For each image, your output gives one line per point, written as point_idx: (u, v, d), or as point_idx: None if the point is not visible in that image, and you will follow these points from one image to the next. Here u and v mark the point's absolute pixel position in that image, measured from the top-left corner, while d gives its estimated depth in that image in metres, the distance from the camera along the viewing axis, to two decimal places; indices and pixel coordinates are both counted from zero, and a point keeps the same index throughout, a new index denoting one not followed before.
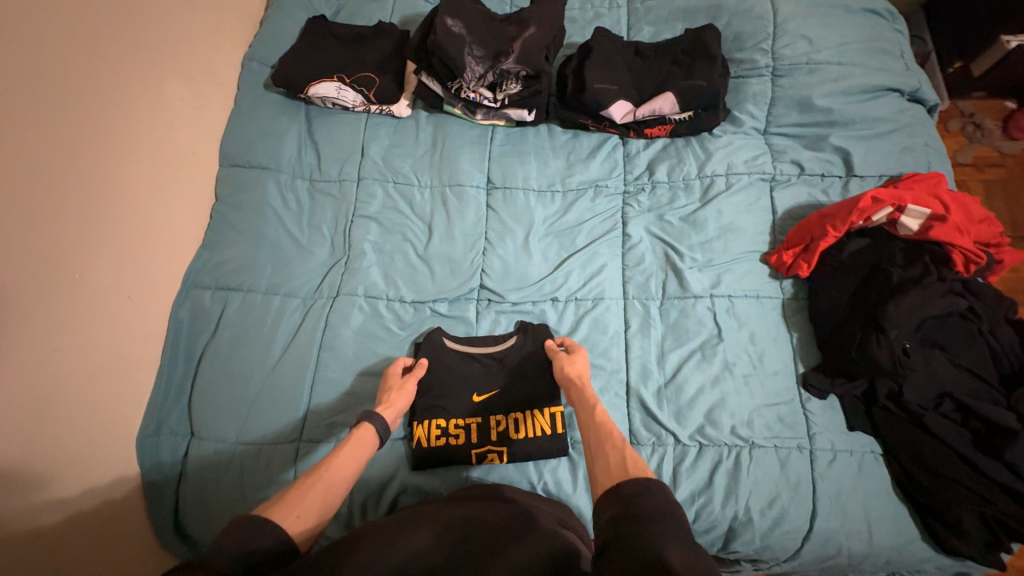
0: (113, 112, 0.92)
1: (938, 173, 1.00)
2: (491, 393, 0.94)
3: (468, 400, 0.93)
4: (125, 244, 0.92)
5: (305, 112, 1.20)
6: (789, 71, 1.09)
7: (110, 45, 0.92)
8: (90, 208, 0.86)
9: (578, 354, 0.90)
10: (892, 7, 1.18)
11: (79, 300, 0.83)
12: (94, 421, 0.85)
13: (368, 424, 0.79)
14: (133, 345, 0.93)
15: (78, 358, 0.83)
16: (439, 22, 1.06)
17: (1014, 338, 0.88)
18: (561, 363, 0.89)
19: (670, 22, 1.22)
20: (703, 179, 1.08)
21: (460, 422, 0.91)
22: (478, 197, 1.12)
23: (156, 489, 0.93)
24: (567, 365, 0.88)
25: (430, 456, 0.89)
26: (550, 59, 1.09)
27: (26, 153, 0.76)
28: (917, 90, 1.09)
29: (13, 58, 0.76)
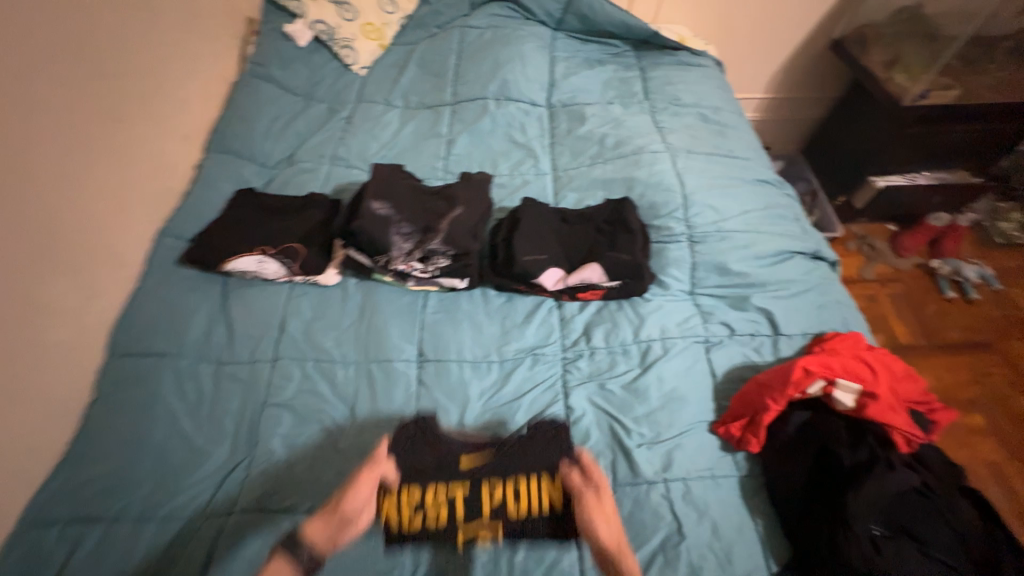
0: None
1: (856, 332, 1.05)
2: (484, 459, 0.85)
3: (456, 466, 0.83)
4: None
5: (221, 284, 1.12)
6: (704, 238, 1.17)
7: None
8: None
9: (597, 504, 0.80)
10: (779, 177, 1.36)
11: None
12: None
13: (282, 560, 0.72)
14: None
15: None
16: (365, 206, 1.09)
17: (975, 517, 0.85)
18: (583, 494, 0.80)
19: (591, 189, 1.32)
20: (641, 344, 1.07)
21: (446, 490, 0.80)
22: (408, 372, 1.04)
23: None
24: (596, 533, 0.78)
25: (408, 530, 0.79)
26: (477, 235, 1.12)
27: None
28: (818, 251, 1.20)
29: None
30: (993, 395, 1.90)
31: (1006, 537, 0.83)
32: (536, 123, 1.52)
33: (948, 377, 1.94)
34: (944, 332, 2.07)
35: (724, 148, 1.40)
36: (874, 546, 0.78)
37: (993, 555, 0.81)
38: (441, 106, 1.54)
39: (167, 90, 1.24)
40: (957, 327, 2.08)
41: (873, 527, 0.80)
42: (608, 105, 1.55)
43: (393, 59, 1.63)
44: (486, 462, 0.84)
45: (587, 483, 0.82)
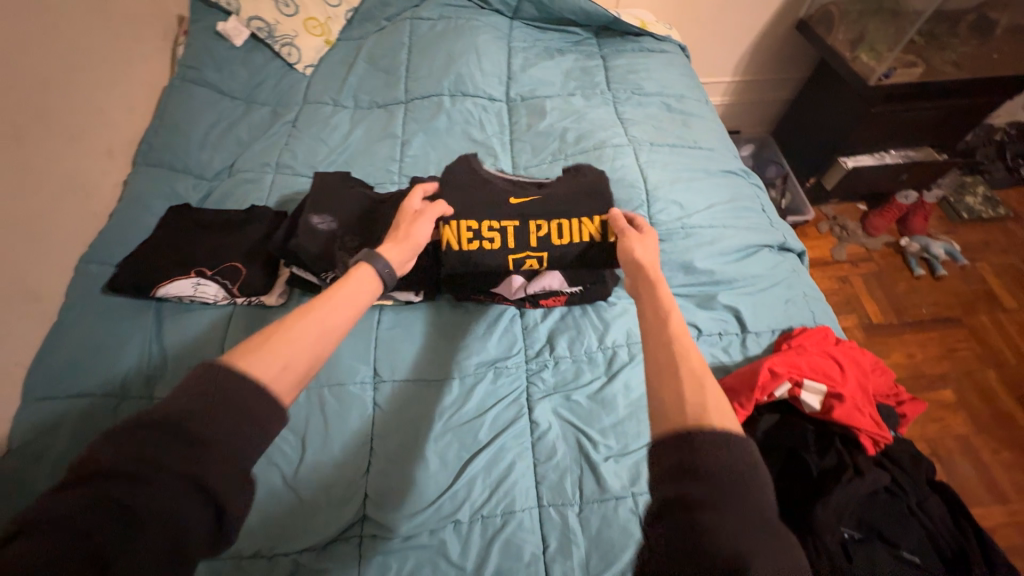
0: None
1: (824, 327, 1.03)
2: (529, 199, 1.02)
3: (505, 249, 0.99)
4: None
5: (153, 311, 1.04)
6: (668, 235, 1.13)
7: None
8: None
9: (648, 237, 0.85)
10: (744, 166, 1.32)
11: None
12: None
13: (369, 269, 0.74)
14: None
15: None
16: (303, 221, 1.01)
17: (944, 512, 0.84)
18: (626, 237, 0.85)
19: None
20: (606, 350, 1.04)
21: (497, 227, 0.99)
22: (362, 395, 0.98)
23: None
24: (632, 241, 0.83)
25: (467, 246, 0.97)
26: (426, 247, 1.06)
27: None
28: (784, 243, 1.16)
29: None
30: (963, 369, 1.93)
31: (974, 530, 0.81)
32: (495, 118, 1.45)
33: (919, 353, 1.97)
34: (914, 310, 2.09)
35: (688, 139, 1.35)
36: (846, 551, 0.76)
37: (962, 549, 0.79)
38: (393, 105, 1.46)
39: (79, 101, 1.12)
40: (927, 303, 2.11)
41: (845, 529, 0.78)
42: (569, 96, 1.48)
43: (340, 55, 1.53)
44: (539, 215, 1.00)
45: (636, 227, 0.92)
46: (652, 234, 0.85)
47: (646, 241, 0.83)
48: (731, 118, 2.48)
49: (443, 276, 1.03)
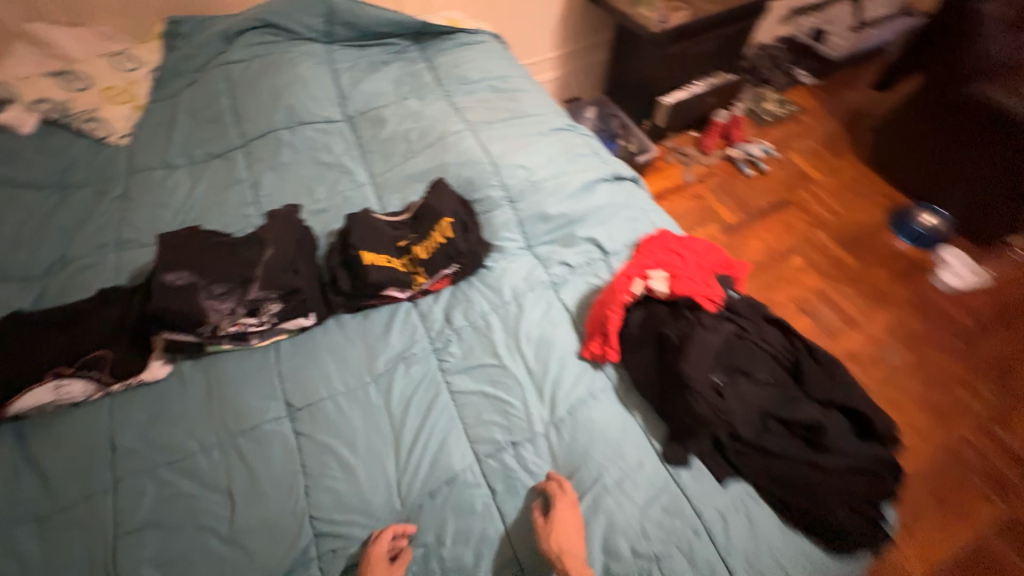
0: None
1: (662, 230, 1.24)
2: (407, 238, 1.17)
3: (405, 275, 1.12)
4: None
5: (14, 432, 0.94)
6: (521, 196, 1.26)
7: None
8: None
9: (566, 509, 0.85)
10: (571, 121, 1.51)
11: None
12: None
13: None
14: None
15: None
16: (157, 281, 0.98)
17: (780, 336, 1.04)
18: (548, 527, 0.83)
19: (411, 185, 1.34)
20: (499, 308, 1.13)
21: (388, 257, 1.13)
22: (280, 430, 0.98)
23: None
24: (554, 532, 0.82)
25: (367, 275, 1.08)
26: (300, 271, 1.08)
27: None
28: (618, 174, 1.36)
29: None
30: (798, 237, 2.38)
31: (802, 341, 1.03)
32: (339, 138, 1.48)
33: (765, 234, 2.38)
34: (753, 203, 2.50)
35: (518, 111, 1.50)
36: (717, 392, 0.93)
37: (796, 357, 1.01)
38: (231, 151, 1.43)
39: None
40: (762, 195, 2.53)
41: (714, 376, 0.94)
42: (404, 100, 1.57)
43: (155, 117, 1.46)
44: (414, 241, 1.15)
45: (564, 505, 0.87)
46: (571, 503, 0.86)
47: (567, 512, 0.85)
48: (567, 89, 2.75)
49: (341, 293, 1.12)
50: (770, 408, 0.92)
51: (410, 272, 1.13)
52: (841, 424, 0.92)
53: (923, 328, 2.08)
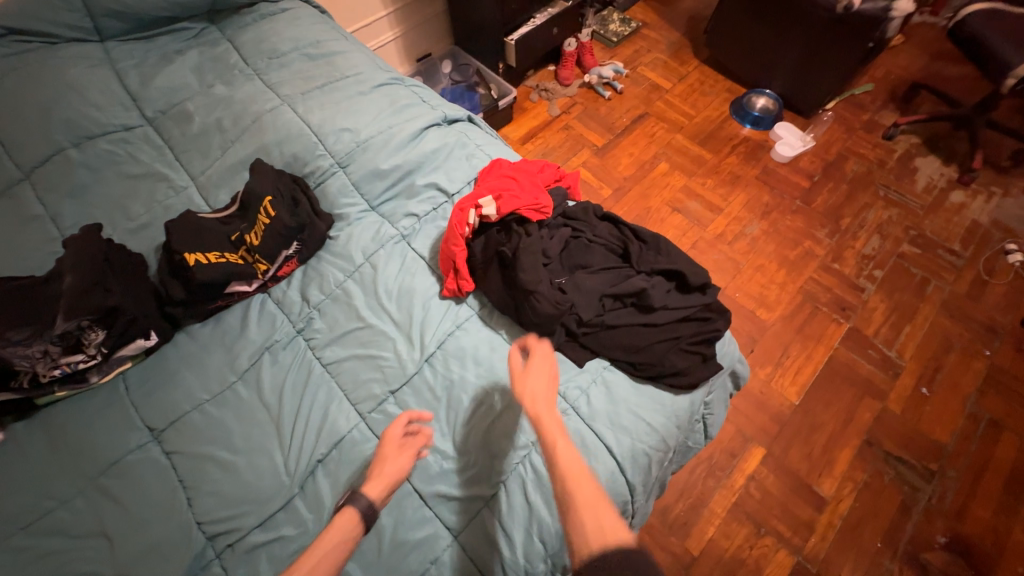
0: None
1: (496, 159, 1.29)
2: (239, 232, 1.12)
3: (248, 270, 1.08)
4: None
5: None
6: (351, 158, 1.24)
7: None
8: None
9: (540, 356, 0.82)
10: (394, 75, 1.48)
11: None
12: None
13: (351, 509, 0.78)
14: None
15: None
16: None
17: (609, 228, 1.17)
18: (522, 372, 0.81)
19: (236, 176, 1.26)
20: (355, 274, 1.13)
21: (219, 255, 1.07)
22: (146, 456, 0.93)
23: None
24: (527, 376, 0.80)
25: (200, 280, 1.02)
26: (112, 289, 0.98)
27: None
28: (448, 117, 1.38)
29: None
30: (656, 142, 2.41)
31: (627, 227, 1.16)
32: (144, 144, 1.34)
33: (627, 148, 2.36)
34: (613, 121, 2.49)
35: (336, 74, 1.44)
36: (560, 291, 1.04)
37: (624, 242, 1.14)
38: (13, 187, 1.24)
39: None
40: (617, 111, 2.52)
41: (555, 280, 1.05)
42: (210, 87, 1.43)
43: None
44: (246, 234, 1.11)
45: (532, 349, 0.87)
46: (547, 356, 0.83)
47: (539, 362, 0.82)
48: (413, 46, 2.63)
49: (178, 305, 1.06)
50: (605, 289, 1.04)
51: (249, 263, 1.10)
52: (665, 285, 1.07)
53: (771, 198, 2.32)
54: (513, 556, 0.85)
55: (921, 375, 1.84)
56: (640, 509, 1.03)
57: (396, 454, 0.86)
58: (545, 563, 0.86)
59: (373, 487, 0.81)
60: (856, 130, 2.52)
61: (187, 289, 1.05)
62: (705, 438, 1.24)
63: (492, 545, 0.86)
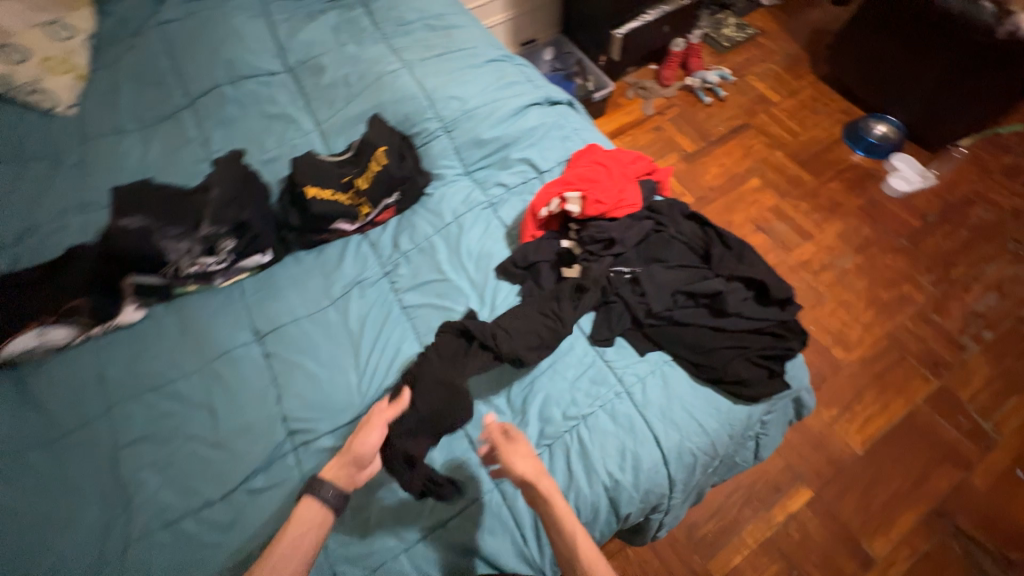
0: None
1: (590, 145, 1.31)
2: (349, 175, 1.23)
3: (353, 210, 1.20)
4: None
5: (10, 375, 1.04)
6: (457, 124, 1.33)
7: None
8: None
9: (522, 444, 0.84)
10: (506, 52, 1.54)
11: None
12: None
13: (313, 500, 0.81)
14: None
15: None
16: (112, 225, 1.05)
17: (694, 226, 1.16)
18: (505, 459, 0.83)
19: (353, 126, 1.40)
20: (442, 231, 1.22)
21: (333, 193, 1.19)
22: (250, 353, 1.09)
23: None
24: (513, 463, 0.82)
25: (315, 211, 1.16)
26: (246, 207, 1.15)
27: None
28: (550, 97, 1.43)
29: None
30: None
31: (713, 227, 1.14)
32: (283, 89, 1.51)
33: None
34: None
35: (452, 45, 1.53)
36: (630, 283, 1.08)
37: (707, 243, 1.12)
38: (178, 112, 1.47)
39: None
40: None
41: (628, 270, 1.09)
42: (342, 46, 1.58)
43: (101, 86, 1.49)
44: (354, 177, 1.22)
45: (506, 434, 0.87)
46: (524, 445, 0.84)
47: (516, 445, 0.84)
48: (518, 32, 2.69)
49: (292, 232, 1.20)
50: (680, 285, 1.05)
51: (355, 205, 1.21)
52: (743, 292, 1.04)
53: (873, 232, 2.13)
54: None
55: (1015, 454, 1.64)
56: (674, 506, 1.04)
57: (365, 432, 0.87)
58: None
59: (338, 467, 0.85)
60: (991, 175, 2.24)
61: (302, 219, 1.19)
62: (753, 458, 1.22)
63: None
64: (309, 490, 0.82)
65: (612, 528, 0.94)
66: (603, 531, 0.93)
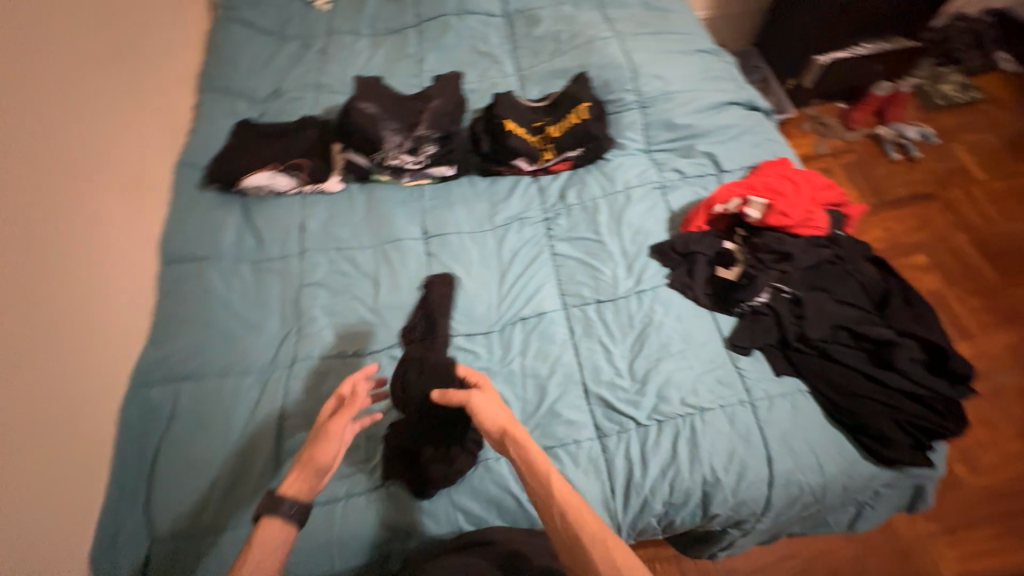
0: (18, 239, 0.86)
1: (784, 158, 1.26)
2: (543, 121, 1.33)
3: (538, 152, 1.30)
4: (56, 365, 0.89)
5: (240, 202, 1.28)
6: (652, 102, 1.35)
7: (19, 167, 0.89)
8: (40, 332, 0.87)
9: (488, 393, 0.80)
10: (717, 47, 1.52)
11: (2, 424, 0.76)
12: (59, 529, 0.83)
13: (273, 518, 0.68)
14: (85, 449, 0.91)
15: (35, 466, 0.81)
16: (355, 107, 1.26)
17: (876, 271, 1.09)
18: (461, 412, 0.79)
19: (551, 80, 1.48)
20: (609, 197, 1.26)
21: (527, 132, 1.30)
22: (416, 247, 1.22)
23: None
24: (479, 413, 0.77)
25: (506, 143, 1.27)
26: (456, 121, 1.30)
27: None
28: (752, 102, 1.39)
29: None
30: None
31: (897, 278, 1.07)
32: (496, 32, 1.63)
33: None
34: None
35: (666, 27, 1.54)
36: (788, 303, 1.05)
37: (886, 291, 1.05)
38: (405, 29, 1.65)
39: (151, 40, 1.36)
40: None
41: (790, 291, 1.06)
42: (559, 3, 1.65)
43: None
44: (546, 123, 1.32)
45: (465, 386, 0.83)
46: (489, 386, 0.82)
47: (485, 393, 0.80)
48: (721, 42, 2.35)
49: (479, 156, 1.33)
50: (845, 321, 1.00)
51: (540, 148, 1.31)
52: (916, 352, 0.96)
53: None
54: (642, 481, 0.93)
55: None
56: (755, 531, 1.02)
57: (322, 446, 0.72)
58: (664, 506, 0.93)
59: (302, 479, 0.71)
60: None
61: (491, 147, 1.31)
62: (846, 525, 1.15)
63: (627, 461, 0.95)
64: (267, 510, 0.68)
65: (693, 521, 0.95)
66: (685, 520, 0.95)
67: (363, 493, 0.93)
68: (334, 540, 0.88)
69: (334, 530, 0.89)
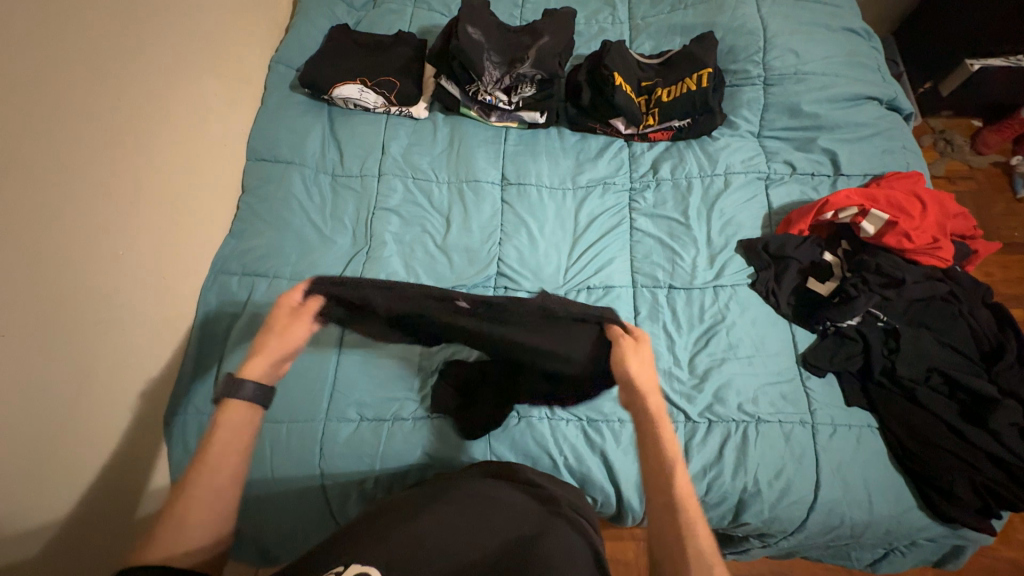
0: (122, 110, 0.88)
1: (917, 172, 1.11)
2: (653, 83, 1.23)
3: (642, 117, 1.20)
4: (149, 240, 0.94)
5: (328, 112, 1.26)
6: (779, 81, 1.21)
7: (126, 41, 0.90)
8: (133, 205, 0.90)
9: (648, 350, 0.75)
10: (869, 27, 1.31)
11: (97, 287, 0.83)
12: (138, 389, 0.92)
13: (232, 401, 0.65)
14: (163, 322, 0.97)
15: (120, 329, 0.87)
16: (461, 29, 1.17)
17: (991, 319, 0.99)
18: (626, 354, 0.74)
19: (669, 35, 1.33)
20: (706, 178, 1.16)
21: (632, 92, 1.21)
22: (493, 191, 1.17)
23: (178, 457, 0.96)
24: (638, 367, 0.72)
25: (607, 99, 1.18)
26: (562, 65, 1.21)
27: (45, 153, 0.75)
28: (894, 100, 1.22)
29: (80, 54, 0.81)
30: None
31: (1016, 332, 0.96)
32: None
33: (998, 275, 1.68)
34: (1006, 232, 1.74)
35: None
36: (881, 333, 0.98)
37: (1000, 344, 0.95)
38: None
39: None
40: None
41: (886, 320, 0.98)
42: None
43: None
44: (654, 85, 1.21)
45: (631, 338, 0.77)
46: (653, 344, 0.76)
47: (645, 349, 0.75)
48: (867, 20, 1.98)
49: (576, 108, 1.24)
50: (942, 365, 0.93)
51: (642, 112, 1.21)
52: (1016, 416, 0.88)
53: None
54: None
55: None
56: (776, 547, 1.01)
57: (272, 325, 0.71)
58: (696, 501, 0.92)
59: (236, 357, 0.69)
60: None
61: (592, 100, 1.21)
62: (866, 563, 1.11)
63: None
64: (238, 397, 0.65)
65: (719, 523, 0.95)
66: (712, 519, 0.94)
67: (401, 420, 0.96)
68: (377, 454, 0.94)
69: (379, 445, 0.94)
